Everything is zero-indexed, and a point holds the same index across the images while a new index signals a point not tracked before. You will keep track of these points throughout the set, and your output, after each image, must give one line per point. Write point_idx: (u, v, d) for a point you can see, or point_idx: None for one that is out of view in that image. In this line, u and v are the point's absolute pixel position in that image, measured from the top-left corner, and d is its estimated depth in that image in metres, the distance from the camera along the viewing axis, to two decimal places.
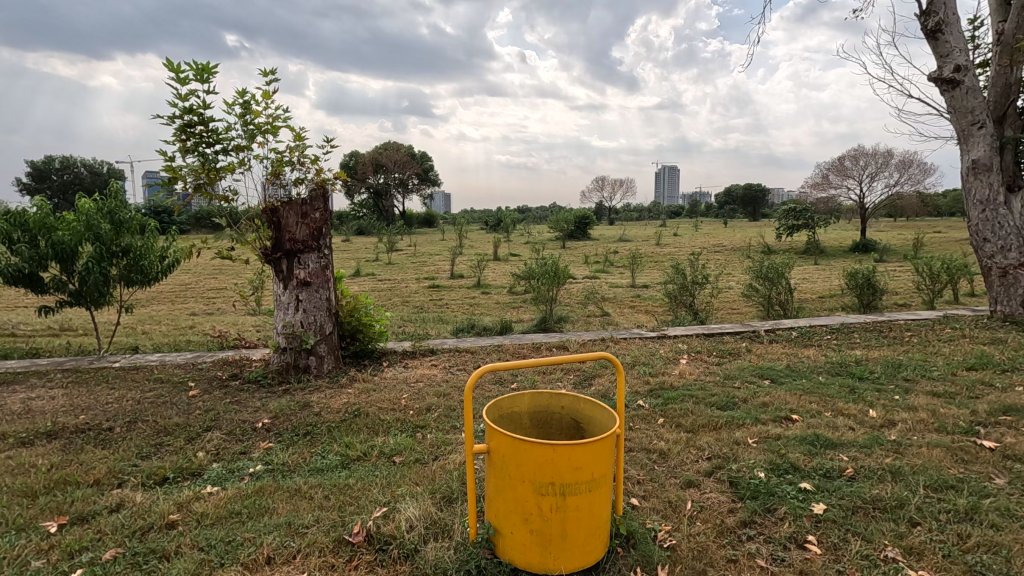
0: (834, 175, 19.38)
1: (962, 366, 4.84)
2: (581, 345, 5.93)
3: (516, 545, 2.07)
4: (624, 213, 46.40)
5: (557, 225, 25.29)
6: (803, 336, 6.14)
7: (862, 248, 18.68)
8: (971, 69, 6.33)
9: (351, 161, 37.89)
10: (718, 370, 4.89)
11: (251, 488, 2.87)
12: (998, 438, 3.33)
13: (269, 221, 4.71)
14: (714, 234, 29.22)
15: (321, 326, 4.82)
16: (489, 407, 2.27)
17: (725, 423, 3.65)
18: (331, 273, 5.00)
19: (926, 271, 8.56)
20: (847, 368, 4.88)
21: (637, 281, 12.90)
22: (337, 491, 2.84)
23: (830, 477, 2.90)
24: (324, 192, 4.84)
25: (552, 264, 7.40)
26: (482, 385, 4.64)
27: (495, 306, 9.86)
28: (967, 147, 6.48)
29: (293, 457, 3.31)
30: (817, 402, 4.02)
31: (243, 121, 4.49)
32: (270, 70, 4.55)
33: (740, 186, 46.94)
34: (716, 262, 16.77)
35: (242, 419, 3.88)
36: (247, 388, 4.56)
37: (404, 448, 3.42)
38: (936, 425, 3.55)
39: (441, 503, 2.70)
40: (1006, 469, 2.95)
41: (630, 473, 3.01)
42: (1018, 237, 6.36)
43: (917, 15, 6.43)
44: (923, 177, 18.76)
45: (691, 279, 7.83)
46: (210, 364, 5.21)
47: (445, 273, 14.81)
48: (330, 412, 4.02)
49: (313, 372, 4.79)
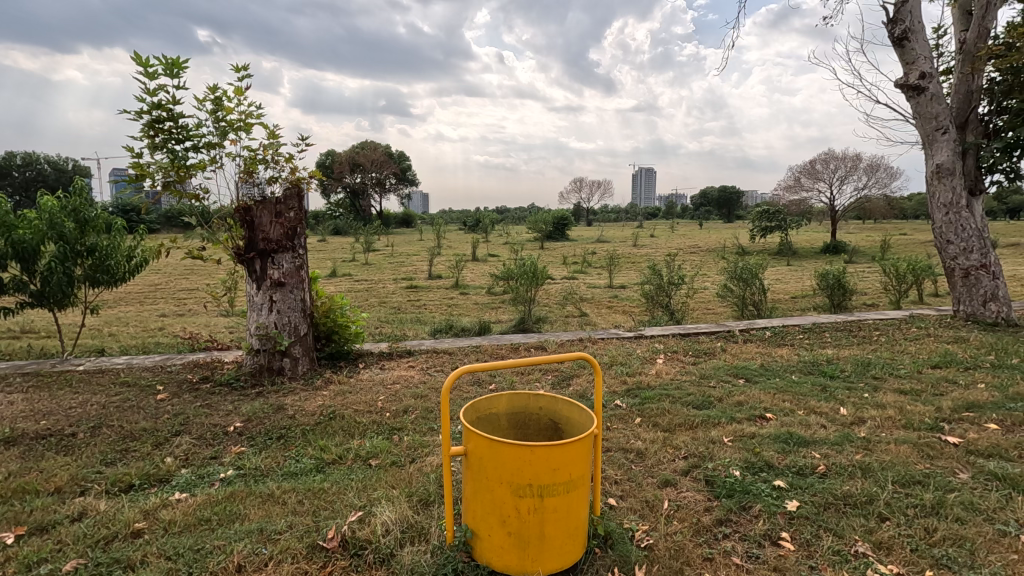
0: (805, 178, 19.81)
1: (927, 364, 4.99)
2: (559, 345, 5.95)
3: (494, 548, 2.06)
4: (602, 214, 46.81)
5: (536, 226, 25.35)
6: (777, 336, 6.26)
7: (832, 250, 19.17)
8: (935, 76, 6.53)
9: (327, 160, 37.40)
10: (694, 369, 4.95)
11: (222, 494, 2.80)
12: (962, 434, 3.43)
13: (242, 221, 4.60)
14: (690, 235, 29.66)
15: (296, 327, 4.73)
16: (466, 409, 2.24)
17: (701, 422, 3.69)
18: (306, 274, 4.92)
19: (893, 272, 8.81)
20: (819, 367, 4.97)
21: (615, 281, 13.01)
22: (312, 495, 2.79)
23: (802, 474, 2.95)
24: (298, 191, 4.75)
25: (530, 265, 7.39)
26: (460, 386, 4.62)
27: (474, 306, 9.85)
28: (932, 151, 6.68)
29: (266, 462, 3.24)
30: (790, 401, 4.10)
31: (214, 117, 4.37)
32: (243, 65, 4.44)
33: (715, 188, 47.75)
34: (691, 263, 17.02)
35: (212, 423, 3.78)
36: (218, 391, 4.44)
37: (380, 451, 3.37)
38: (903, 421, 3.65)
39: (418, 505, 2.67)
40: (969, 464, 3.04)
41: (607, 473, 3.02)
42: (980, 239, 6.57)
43: (884, 23, 6.62)
44: (889, 181, 19.30)
45: (668, 280, 7.91)
46: (180, 367, 5.07)
47: (423, 273, 14.72)
48: (305, 415, 3.94)
49: (287, 375, 4.69)
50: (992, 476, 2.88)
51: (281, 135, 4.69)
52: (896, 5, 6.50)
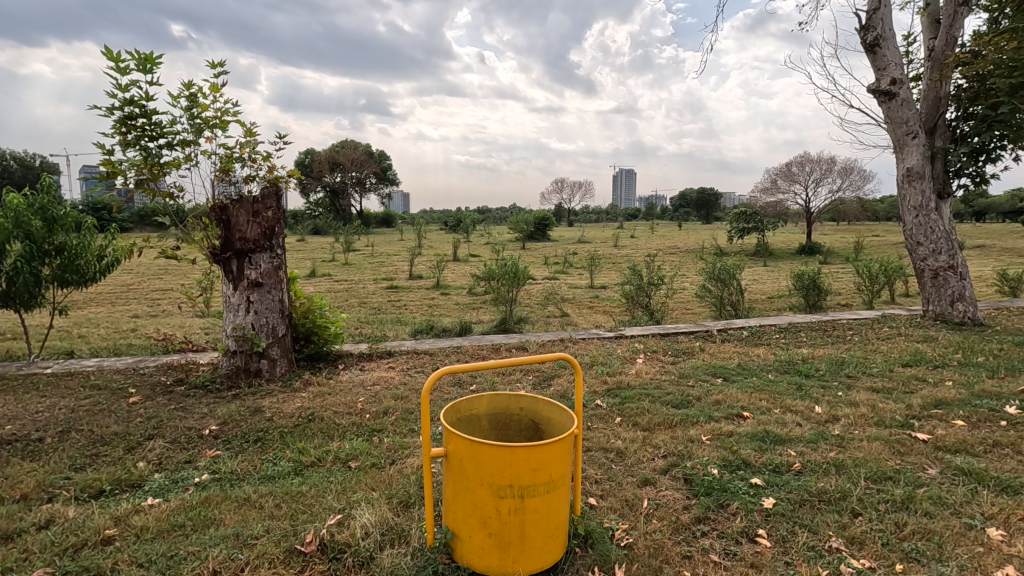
0: (782, 180, 20.18)
1: (898, 363, 5.11)
2: (540, 345, 5.97)
3: (474, 549, 2.05)
4: (583, 215, 47.16)
5: (517, 226, 25.38)
6: (753, 336, 6.36)
7: (807, 250, 19.59)
8: (905, 82, 6.70)
9: (306, 158, 36.93)
10: (673, 369, 5.00)
11: (196, 498, 2.74)
12: (930, 430, 3.53)
13: (218, 220, 4.52)
14: (669, 236, 30.02)
15: (274, 328, 4.66)
16: (446, 410, 2.24)
17: (680, 422, 3.72)
18: (284, 274, 4.84)
19: (866, 273, 9.02)
20: (795, 366, 5.07)
21: (596, 281, 13.10)
22: (289, 499, 2.75)
23: (778, 472, 2.99)
24: (276, 190, 4.68)
25: (512, 265, 7.39)
26: (441, 387, 4.60)
27: (455, 306, 9.84)
28: (902, 155, 6.85)
29: (242, 465, 3.19)
30: (766, 399, 4.17)
31: (189, 114, 4.29)
32: (219, 61, 4.36)
33: (693, 190, 48.41)
34: (670, 264, 17.20)
35: (187, 427, 3.70)
36: (194, 393, 4.36)
37: (360, 452, 3.34)
38: (875, 419, 3.74)
39: (398, 508, 2.65)
40: (938, 460, 3.12)
41: (587, 473, 3.03)
42: (948, 241, 6.76)
43: (857, 30, 6.78)
44: (862, 183, 19.75)
45: (648, 280, 7.99)
46: (154, 369, 4.96)
47: (403, 274, 14.63)
48: (283, 417, 3.88)
49: (264, 377, 4.62)
50: (959, 472, 2.96)
51: (259, 133, 4.62)
52: (867, 12, 6.67)
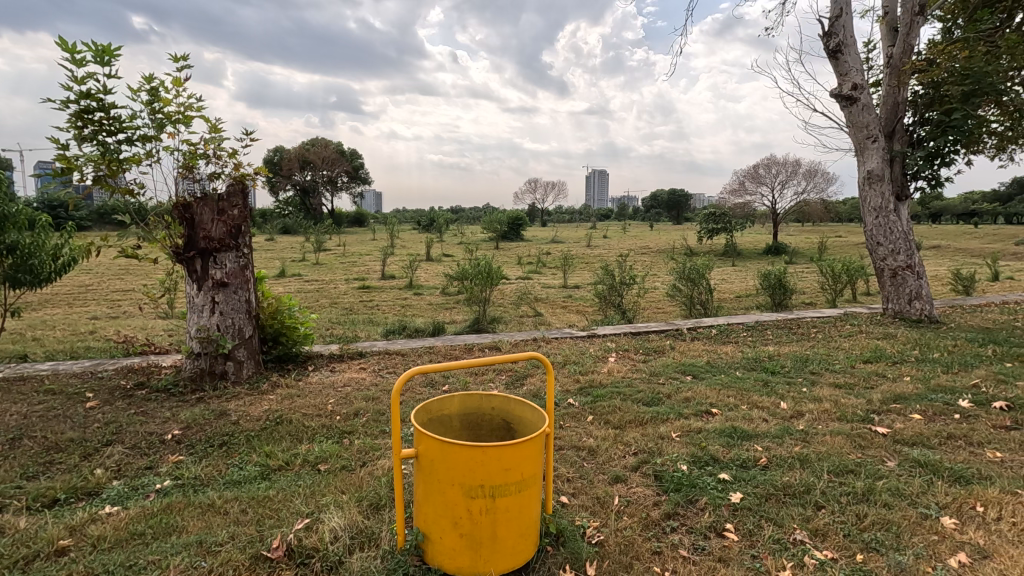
0: (749, 182, 20.68)
1: (859, 359, 5.28)
2: (513, 345, 5.97)
3: (446, 551, 2.04)
4: (557, 215, 47.45)
5: (491, 226, 25.29)
6: (722, 334, 6.50)
7: (774, 250, 20.11)
8: (866, 87, 6.92)
9: (275, 155, 36.22)
10: (644, 367, 5.06)
11: (158, 506, 2.65)
12: (890, 424, 3.66)
13: (181, 218, 4.39)
14: (641, 236, 30.41)
15: (240, 329, 4.54)
16: (417, 411, 2.21)
17: (650, 419, 3.77)
18: (251, 274, 4.73)
19: (829, 272, 9.29)
20: (761, 363, 5.19)
21: (569, 281, 13.17)
22: (255, 504, 2.68)
23: (745, 467, 3.06)
24: (243, 187, 4.56)
25: (485, 264, 7.36)
26: (413, 388, 4.56)
27: (428, 306, 9.79)
28: (863, 158, 7.07)
29: (206, 470, 3.10)
30: (734, 396, 4.25)
31: (150, 109, 4.15)
32: (182, 54, 4.22)
33: (664, 191, 49.16)
34: (641, 264, 17.42)
35: (148, 431, 3.58)
36: (155, 397, 4.22)
37: (330, 455, 3.28)
38: (837, 414, 3.85)
39: (368, 510, 2.61)
40: (896, 452, 3.24)
41: (559, 471, 3.05)
42: (906, 242, 7.01)
43: (820, 36, 6.98)
44: (826, 186, 20.34)
45: (620, 280, 8.08)
46: (113, 372, 4.79)
47: (376, 274, 14.45)
48: (249, 420, 3.78)
49: (230, 379, 4.50)
50: (916, 463, 3.07)
51: (224, 129, 4.50)
52: (830, 19, 6.87)
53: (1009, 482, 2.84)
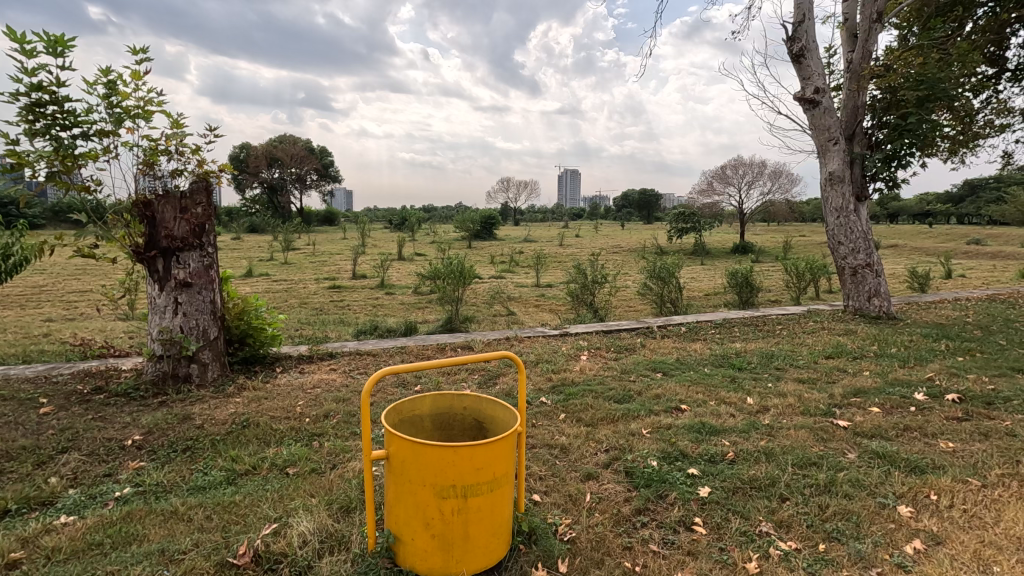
0: (717, 183, 21.13)
1: (822, 355, 5.44)
2: (485, 345, 5.96)
3: (417, 552, 2.02)
4: (530, 215, 47.57)
5: (463, 225, 25.14)
6: (691, 331, 6.63)
7: (741, 250, 20.57)
8: (827, 91, 7.14)
9: (242, 152, 35.36)
10: (616, 365, 5.11)
11: (117, 514, 2.56)
12: (850, 417, 3.79)
13: (141, 216, 4.24)
14: (612, 235, 30.73)
15: (205, 331, 4.41)
16: (388, 412, 2.19)
17: (622, 416, 3.82)
18: (216, 274, 4.60)
19: (793, 270, 9.55)
20: (729, 360, 5.30)
21: (541, 280, 13.22)
22: (221, 510, 2.61)
23: (713, 462, 3.12)
24: (207, 185, 4.44)
25: (457, 264, 7.33)
26: (384, 388, 4.50)
27: (400, 306, 9.71)
28: (825, 160, 7.29)
29: (169, 476, 3.01)
30: (703, 392, 4.33)
31: (107, 103, 4.00)
32: (142, 47, 4.08)
33: (635, 191, 49.78)
34: (614, 263, 17.62)
35: (107, 437, 3.45)
36: (114, 402, 4.07)
37: (298, 458, 3.22)
38: (801, 408, 3.96)
39: (338, 513, 2.57)
40: (856, 444, 3.35)
41: (532, 470, 3.06)
42: (865, 241, 7.26)
43: (784, 40, 7.16)
44: (790, 187, 20.91)
45: (591, 279, 8.15)
46: (68, 377, 4.60)
47: (347, 273, 14.24)
48: (214, 424, 3.68)
49: (194, 382, 4.37)
50: (875, 455, 3.18)
51: (187, 125, 4.36)
52: (793, 24, 7.06)
53: (960, 470, 2.97)
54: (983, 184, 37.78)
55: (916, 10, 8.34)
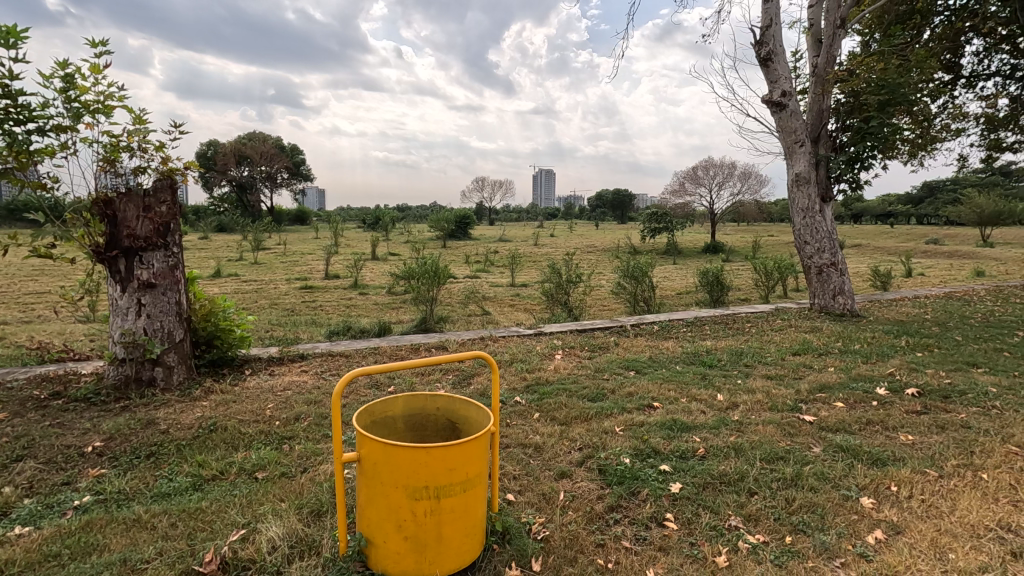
0: (689, 183, 21.49)
1: (789, 352, 5.58)
2: (460, 345, 5.94)
3: (389, 555, 2.00)
4: (504, 214, 47.59)
5: (437, 225, 24.98)
6: (663, 329, 6.71)
7: (712, 249, 20.94)
8: (794, 95, 7.32)
9: (209, 150, 34.50)
10: (590, 364, 5.15)
11: (76, 523, 2.47)
12: (816, 412, 3.89)
13: (102, 215, 4.10)
14: (586, 235, 30.94)
15: (170, 333, 4.29)
16: (360, 413, 2.16)
17: (595, 414, 3.84)
18: (181, 274, 4.48)
19: (762, 269, 9.77)
20: (700, 357, 5.39)
21: (516, 280, 13.24)
22: (186, 517, 2.54)
23: (684, 458, 3.17)
24: (171, 183, 4.30)
25: (431, 263, 7.28)
26: (356, 390, 4.45)
27: (374, 306, 9.62)
28: (792, 161, 7.47)
29: (132, 484, 2.91)
30: (674, 390, 4.40)
31: (65, 97, 3.85)
32: (101, 39, 3.93)
33: (609, 191, 50.24)
34: (588, 262, 17.75)
35: (65, 445, 3.32)
36: (73, 407, 3.92)
37: (268, 462, 3.16)
38: (769, 404, 4.05)
39: (308, 517, 2.53)
40: (821, 439, 3.44)
41: (506, 469, 3.06)
42: (830, 241, 7.47)
43: (752, 44, 7.32)
44: (759, 187, 21.40)
45: (566, 279, 8.19)
46: (24, 382, 4.41)
47: (319, 273, 14.01)
48: (180, 429, 3.58)
49: (159, 386, 4.24)
50: (839, 448, 3.28)
51: (150, 121, 4.22)
52: (761, 29, 7.22)
53: (919, 462, 3.08)
54: (941, 186, 39.27)
55: (877, 18, 8.62)
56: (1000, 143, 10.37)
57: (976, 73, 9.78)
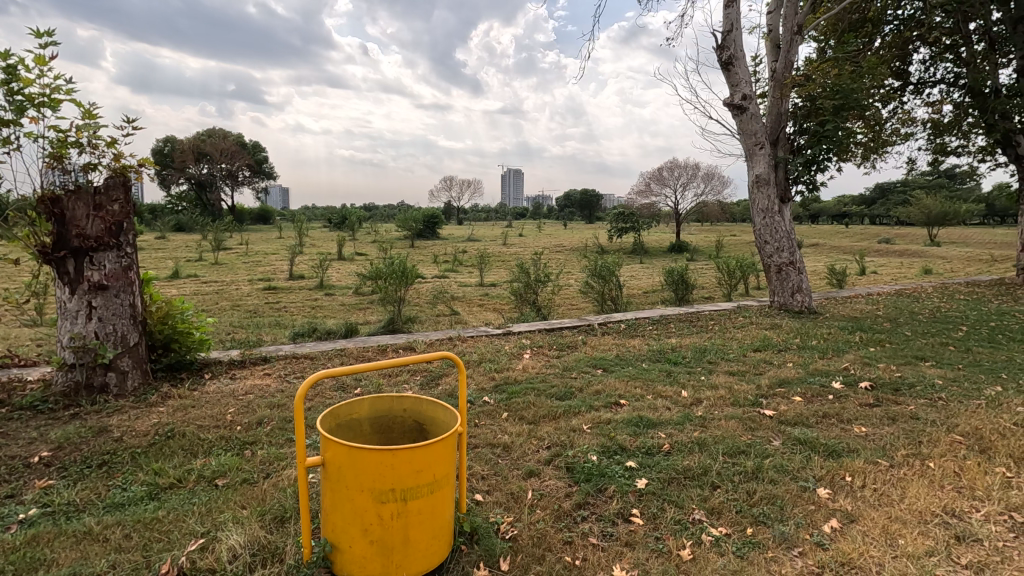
0: (655, 184, 21.87)
1: (750, 348, 5.75)
2: (428, 345, 5.90)
3: (355, 560, 1.97)
4: (473, 213, 47.45)
5: (404, 225, 24.73)
6: (630, 328, 6.81)
7: (676, 249, 21.34)
8: (754, 98, 7.53)
9: (166, 147, 33.31)
10: (558, 363, 5.18)
11: (21, 538, 2.35)
12: (775, 406, 4.02)
13: (49, 214, 3.92)
14: (554, 235, 31.10)
15: (124, 336, 4.12)
16: (324, 415, 2.12)
17: (563, 413, 3.87)
18: (136, 275, 4.30)
19: (725, 268, 10.01)
20: (665, 355, 5.50)
21: (484, 280, 13.22)
22: (141, 528, 2.44)
23: (650, 454, 3.22)
24: (125, 181, 4.13)
25: (399, 263, 7.20)
26: (322, 393, 4.36)
27: (340, 307, 9.45)
28: (752, 163, 7.67)
29: (82, 495, 2.79)
30: (641, 387, 4.47)
31: (7, 90, 3.65)
32: (46, 29, 3.74)
33: (576, 192, 50.65)
34: (557, 262, 17.88)
35: (9, 455, 3.16)
36: (18, 416, 3.73)
37: (229, 468, 3.06)
38: (731, 399, 4.16)
39: (271, 524, 2.47)
40: (781, 432, 3.55)
41: (474, 469, 3.05)
42: (789, 240, 7.72)
43: (714, 48, 7.51)
44: (721, 188, 21.92)
45: (534, 278, 8.22)
46: None
47: (283, 274, 13.68)
48: (134, 436, 3.44)
49: (112, 392, 4.07)
50: (797, 441, 3.39)
51: (101, 115, 4.04)
52: (722, 33, 7.41)
53: (872, 453, 3.21)
54: (892, 187, 41.00)
55: (832, 25, 8.93)
56: (945, 146, 10.90)
57: (923, 80, 10.26)
